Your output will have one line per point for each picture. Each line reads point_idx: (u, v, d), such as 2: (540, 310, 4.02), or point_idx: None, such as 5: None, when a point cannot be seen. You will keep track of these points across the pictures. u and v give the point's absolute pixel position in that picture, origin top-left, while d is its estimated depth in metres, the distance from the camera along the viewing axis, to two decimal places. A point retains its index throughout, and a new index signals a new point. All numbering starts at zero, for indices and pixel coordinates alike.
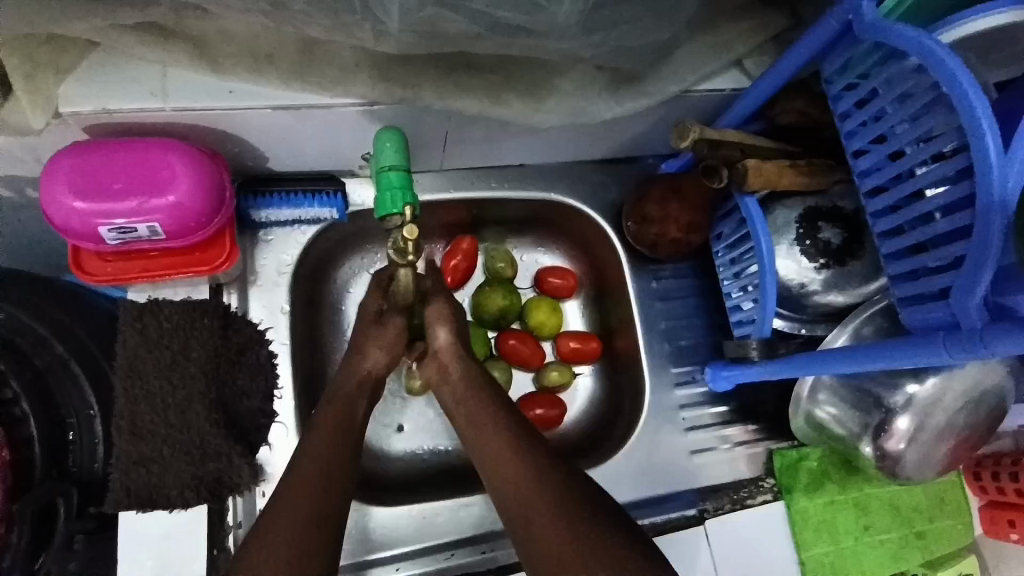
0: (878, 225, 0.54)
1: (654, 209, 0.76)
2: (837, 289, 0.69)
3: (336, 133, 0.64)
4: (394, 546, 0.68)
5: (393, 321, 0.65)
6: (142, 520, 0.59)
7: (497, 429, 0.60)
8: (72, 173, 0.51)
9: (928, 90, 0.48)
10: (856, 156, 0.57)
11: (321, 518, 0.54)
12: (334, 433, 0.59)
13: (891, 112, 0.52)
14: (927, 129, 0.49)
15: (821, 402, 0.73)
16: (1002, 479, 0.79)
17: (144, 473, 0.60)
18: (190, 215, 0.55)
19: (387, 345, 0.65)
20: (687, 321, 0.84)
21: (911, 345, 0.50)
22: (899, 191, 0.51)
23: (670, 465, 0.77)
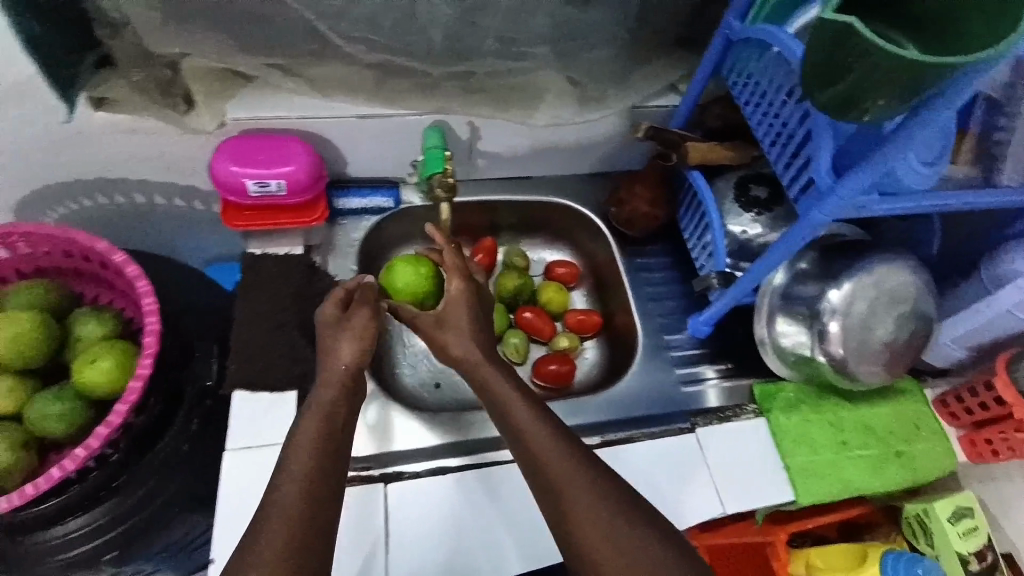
0: (770, 152, 0.78)
1: (625, 192, 1.01)
2: (773, 229, 0.89)
3: (394, 142, 0.93)
4: (406, 439, 0.83)
5: (359, 318, 0.70)
6: (251, 399, 0.77)
7: (521, 411, 0.66)
8: (233, 150, 0.78)
9: (775, 60, 0.75)
10: (748, 116, 0.81)
11: (317, 502, 0.57)
12: (331, 409, 0.64)
13: (759, 79, 0.78)
14: (778, 81, 0.75)
15: (782, 329, 0.87)
16: (966, 399, 0.90)
17: (253, 368, 0.78)
18: (301, 181, 0.81)
19: (356, 339, 0.69)
20: (668, 287, 1.03)
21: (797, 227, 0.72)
22: (771, 127, 0.77)
23: (664, 392, 0.92)
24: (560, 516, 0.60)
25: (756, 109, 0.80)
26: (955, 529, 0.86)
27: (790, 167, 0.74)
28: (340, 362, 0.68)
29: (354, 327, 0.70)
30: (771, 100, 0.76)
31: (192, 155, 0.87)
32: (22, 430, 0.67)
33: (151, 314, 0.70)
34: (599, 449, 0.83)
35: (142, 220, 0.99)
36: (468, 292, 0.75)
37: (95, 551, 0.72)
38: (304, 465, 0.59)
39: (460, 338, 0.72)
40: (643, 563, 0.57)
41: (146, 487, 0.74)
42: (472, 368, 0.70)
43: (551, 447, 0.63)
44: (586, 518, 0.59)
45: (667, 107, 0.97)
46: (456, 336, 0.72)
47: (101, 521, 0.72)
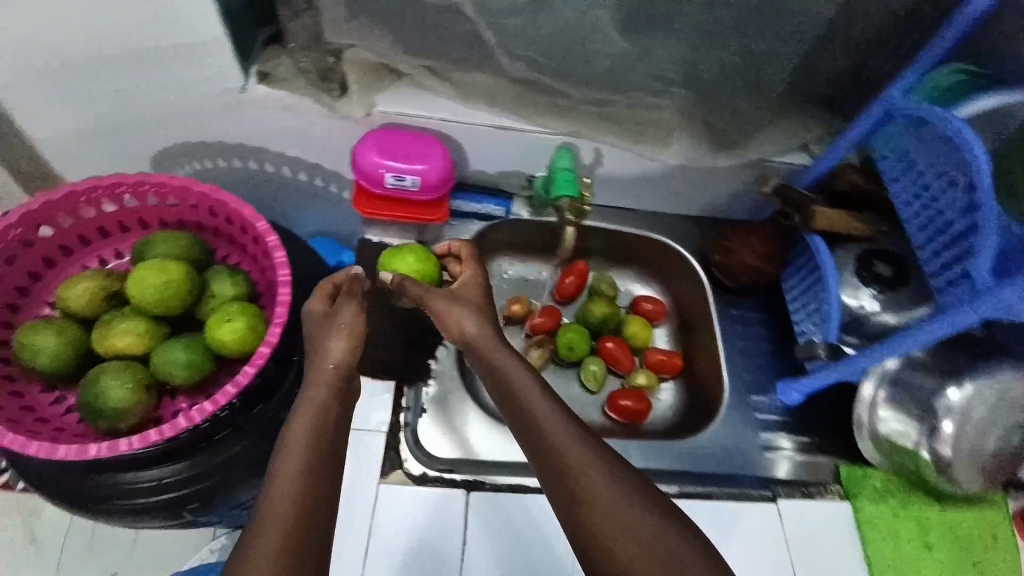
0: (915, 239, 0.76)
1: (736, 242, 0.99)
2: (892, 311, 0.86)
3: (518, 155, 0.94)
4: (449, 441, 0.81)
5: (345, 310, 0.73)
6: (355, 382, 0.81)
7: (541, 413, 0.65)
8: (378, 144, 0.81)
9: (937, 142, 0.73)
10: (892, 190, 0.80)
11: (314, 495, 0.58)
12: (319, 409, 0.65)
13: (912, 161, 0.76)
14: (933, 168, 0.73)
15: (885, 417, 0.85)
16: None
17: None
18: (435, 179, 0.83)
19: (347, 331, 0.72)
20: (761, 346, 1.01)
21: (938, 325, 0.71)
22: (922, 213, 0.75)
23: (746, 454, 0.90)
24: (572, 511, 0.59)
25: (905, 191, 0.78)
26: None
27: (938, 258, 0.73)
28: (331, 362, 0.69)
29: (345, 323, 0.72)
30: (926, 180, 0.75)
31: (330, 137, 0.91)
32: (143, 371, 0.69)
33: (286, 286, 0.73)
34: (678, 498, 0.83)
35: (264, 186, 1.05)
36: (475, 268, 0.81)
37: (175, 500, 0.76)
38: (300, 463, 0.59)
39: (468, 314, 0.74)
40: (661, 554, 0.55)
41: (243, 445, 0.77)
42: (484, 347, 0.72)
43: (574, 453, 0.61)
44: (601, 511, 0.58)
45: (793, 165, 0.95)
46: (462, 313, 0.74)
47: (185, 474, 0.75)
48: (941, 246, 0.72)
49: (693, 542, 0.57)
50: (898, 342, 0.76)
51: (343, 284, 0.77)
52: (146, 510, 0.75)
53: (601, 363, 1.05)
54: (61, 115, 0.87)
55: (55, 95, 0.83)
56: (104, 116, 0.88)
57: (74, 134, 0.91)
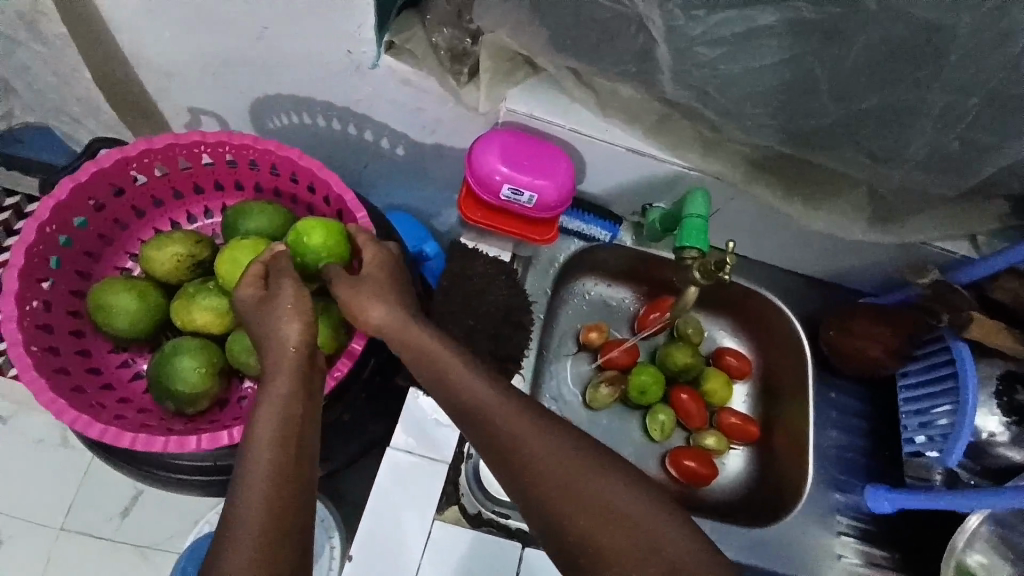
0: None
1: (862, 326, 0.89)
2: (1021, 447, 0.77)
3: (645, 180, 0.85)
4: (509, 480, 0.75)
5: (285, 288, 0.58)
6: (423, 403, 0.74)
7: (513, 423, 0.58)
8: (501, 148, 0.73)
9: None
10: None
11: (287, 482, 0.53)
12: (289, 382, 0.56)
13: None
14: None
15: (973, 550, 0.79)
16: None
17: None
18: (554, 199, 0.75)
19: (302, 315, 0.57)
20: (854, 439, 0.91)
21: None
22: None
23: (812, 555, 0.84)
24: (557, 499, 0.56)
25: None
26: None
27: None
28: (292, 345, 0.57)
29: (288, 300, 0.57)
30: None
31: (451, 121, 0.84)
32: (220, 353, 0.64)
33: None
34: None
35: (358, 154, 0.98)
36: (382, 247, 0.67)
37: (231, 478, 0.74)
38: (273, 442, 0.54)
39: (381, 297, 0.62)
40: (645, 537, 0.54)
41: None
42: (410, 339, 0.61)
43: (561, 462, 0.57)
44: (586, 496, 0.55)
45: (950, 252, 0.85)
46: (377, 299, 0.62)
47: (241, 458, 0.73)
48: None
49: (680, 522, 0.55)
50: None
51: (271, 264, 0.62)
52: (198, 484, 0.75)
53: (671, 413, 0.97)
54: (178, 42, 0.82)
55: (179, 22, 0.78)
56: (219, 53, 0.82)
57: (185, 64, 0.86)
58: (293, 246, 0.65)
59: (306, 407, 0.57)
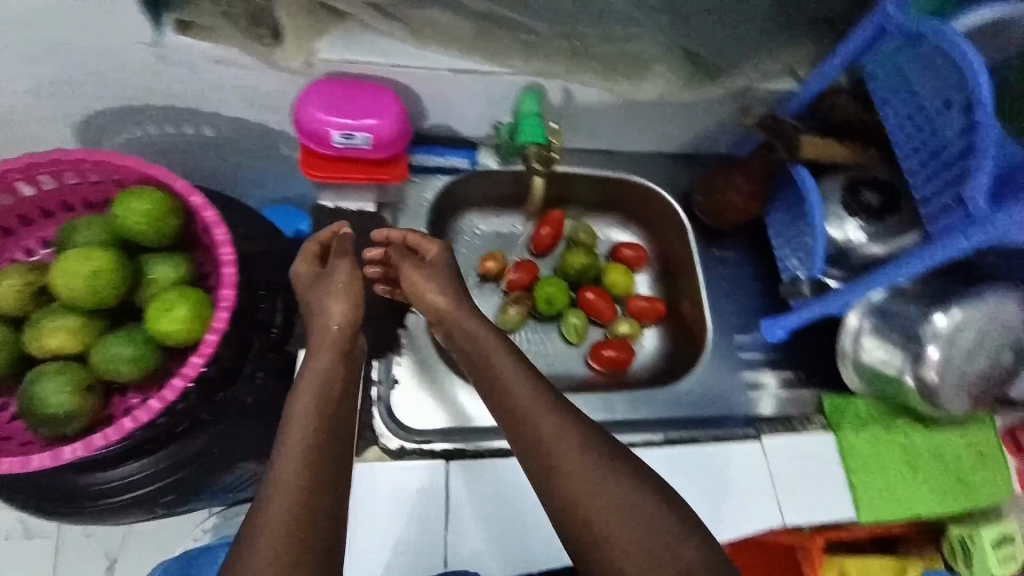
0: (908, 158, 0.72)
1: (720, 181, 0.94)
2: (877, 240, 0.83)
3: (483, 99, 0.86)
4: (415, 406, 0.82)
5: (339, 271, 0.71)
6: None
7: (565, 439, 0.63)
8: (322, 97, 0.73)
9: (940, 58, 0.67)
10: (887, 117, 0.75)
11: (317, 486, 0.58)
12: (324, 364, 0.66)
13: (909, 71, 0.71)
14: (937, 80, 0.68)
15: (867, 346, 0.84)
16: None
17: None
18: (388, 135, 0.76)
19: (344, 296, 0.69)
20: (745, 285, 0.98)
21: (945, 243, 0.66)
22: (920, 132, 0.70)
23: (730, 395, 0.88)
24: (558, 466, 0.62)
25: (902, 106, 0.73)
26: (997, 555, 0.85)
27: (930, 181, 0.69)
28: (331, 326, 0.68)
29: (338, 282, 0.70)
30: (922, 104, 0.70)
31: (273, 90, 0.82)
32: (86, 371, 0.64)
33: (228, 266, 0.68)
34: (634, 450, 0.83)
35: (204, 152, 0.95)
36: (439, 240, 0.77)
37: (158, 490, 0.73)
38: (307, 418, 0.62)
39: (438, 290, 0.73)
40: (668, 562, 0.58)
41: (204, 436, 0.73)
42: (461, 321, 0.72)
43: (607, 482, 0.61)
44: (587, 484, 0.61)
45: (781, 91, 0.90)
46: (432, 290, 0.73)
47: (161, 465, 0.72)
48: (934, 167, 0.69)
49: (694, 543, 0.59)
50: (910, 261, 0.72)
51: (327, 244, 0.77)
52: (119, 508, 0.72)
53: (582, 314, 1.02)
54: None
55: None
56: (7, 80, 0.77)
57: None
58: (130, 231, 0.68)
59: (339, 385, 0.66)
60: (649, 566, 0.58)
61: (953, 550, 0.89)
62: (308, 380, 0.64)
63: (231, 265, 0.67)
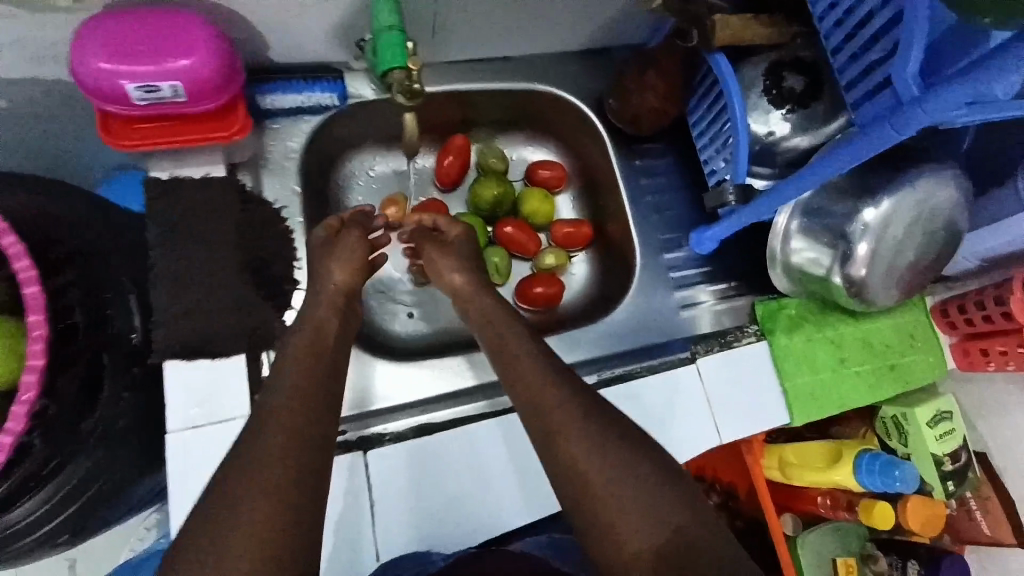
0: (830, 38, 0.62)
1: (632, 81, 0.82)
2: (803, 132, 0.75)
3: (331, 11, 0.69)
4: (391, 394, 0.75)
5: (350, 232, 0.69)
6: (188, 367, 0.63)
7: (561, 399, 0.56)
8: (99, 39, 0.55)
9: None
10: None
11: (301, 445, 0.51)
12: (309, 361, 0.57)
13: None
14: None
15: (795, 249, 0.79)
16: (971, 312, 0.86)
17: (187, 325, 0.63)
18: (208, 79, 0.59)
19: (349, 258, 0.67)
20: (672, 195, 0.90)
21: (865, 135, 0.56)
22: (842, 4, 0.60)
23: (664, 318, 0.84)
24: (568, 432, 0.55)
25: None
26: (933, 432, 0.91)
27: (851, 64, 0.60)
28: (327, 319, 0.63)
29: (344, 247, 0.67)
30: None
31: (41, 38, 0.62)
32: None
33: (31, 284, 0.56)
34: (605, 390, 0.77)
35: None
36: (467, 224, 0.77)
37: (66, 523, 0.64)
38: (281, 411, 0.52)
39: (457, 267, 0.72)
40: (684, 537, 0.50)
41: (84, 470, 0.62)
42: (472, 296, 0.69)
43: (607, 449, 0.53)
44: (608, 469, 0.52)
45: None
46: (453, 265, 0.72)
47: (45, 508, 0.61)
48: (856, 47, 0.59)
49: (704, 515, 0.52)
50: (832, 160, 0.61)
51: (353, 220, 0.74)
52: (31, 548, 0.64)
53: (504, 253, 0.93)
54: None
55: None
56: None
57: None
58: None
59: (335, 335, 0.63)
60: (666, 541, 0.50)
61: (888, 429, 0.96)
62: (302, 337, 0.61)
63: (34, 283, 0.56)
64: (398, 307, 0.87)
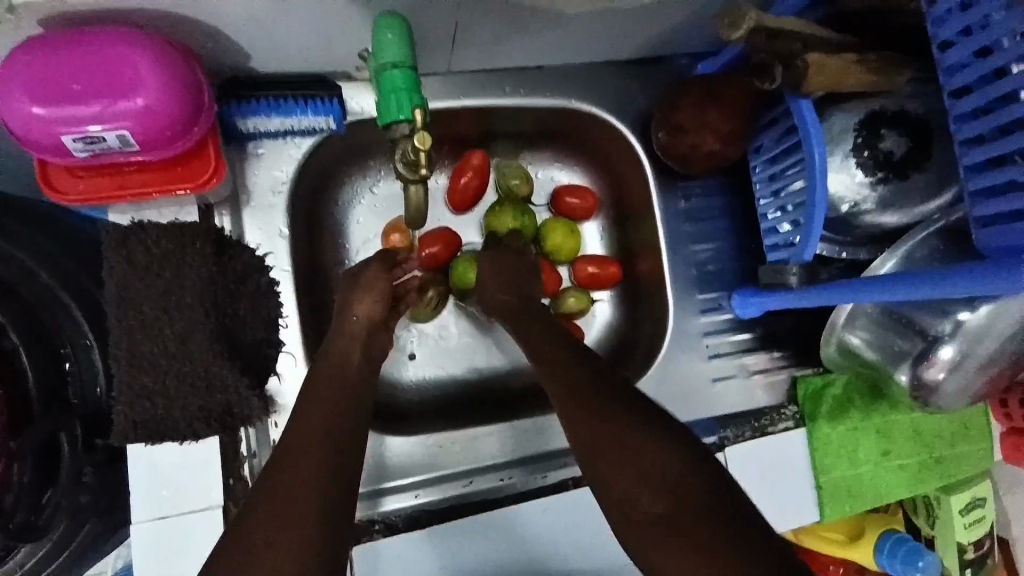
0: (961, 131, 0.50)
1: (689, 117, 0.68)
2: (892, 208, 0.62)
3: (320, 22, 0.54)
4: (407, 474, 0.70)
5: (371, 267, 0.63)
6: (153, 451, 0.60)
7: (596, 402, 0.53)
8: (26, 77, 0.46)
9: None
10: (941, 49, 0.51)
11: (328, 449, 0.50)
12: (335, 394, 0.54)
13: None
14: None
15: (856, 328, 0.67)
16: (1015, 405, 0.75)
17: (149, 406, 0.60)
18: (165, 122, 0.50)
19: (375, 292, 0.61)
20: (717, 245, 0.78)
21: (991, 267, 0.47)
22: (989, 93, 0.48)
23: (693, 392, 0.77)
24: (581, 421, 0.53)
25: (965, 49, 0.49)
26: (963, 520, 0.79)
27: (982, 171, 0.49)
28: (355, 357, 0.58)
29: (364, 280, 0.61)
30: (994, 40, 0.47)
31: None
32: None
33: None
34: None
35: None
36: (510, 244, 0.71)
37: None
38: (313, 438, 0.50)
39: (503, 287, 0.65)
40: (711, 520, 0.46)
41: (49, 545, 0.60)
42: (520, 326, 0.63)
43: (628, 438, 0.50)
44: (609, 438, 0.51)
45: None
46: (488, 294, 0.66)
47: None
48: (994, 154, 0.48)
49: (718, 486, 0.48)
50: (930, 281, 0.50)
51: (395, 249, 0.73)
52: None
53: None
54: None
55: None
56: None
57: None
58: None
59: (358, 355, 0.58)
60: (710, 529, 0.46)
61: (916, 505, 0.84)
62: (334, 359, 0.57)
63: None
64: (401, 350, 0.77)
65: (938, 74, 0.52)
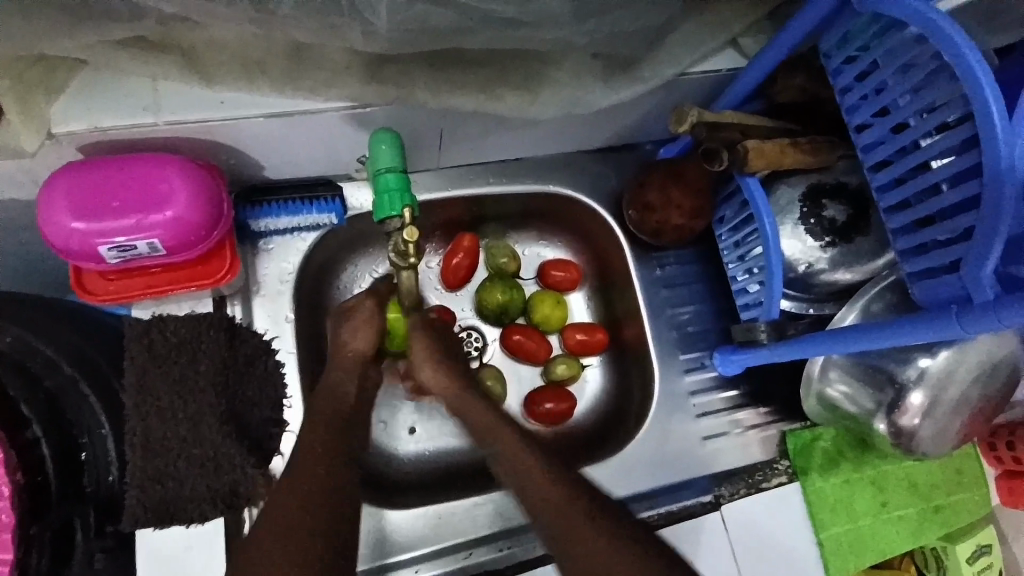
0: (886, 199, 0.57)
1: (655, 196, 0.75)
2: (844, 267, 0.69)
3: (326, 138, 0.63)
4: (407, 549, 0.71)
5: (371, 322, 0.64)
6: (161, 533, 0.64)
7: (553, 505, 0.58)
8: (70, 197, 0.54)
9: (930, 61, 0.51)
10: (858, 130, 0.60)
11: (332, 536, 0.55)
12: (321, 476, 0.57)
13: (892, 84, 0.55)
14: (931, 103, 0.52)
15: (832, 380, 0.71)
16: (999, 447, 0.79)
17: (160, 489, 0.64)
18: (190, 230, 0.57)
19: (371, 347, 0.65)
20: (695, 307, 0.83)
21: (928, 317, 0.51)
22: (906, 164, 0.55)
23: (684, 453, 0.79)
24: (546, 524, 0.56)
25: (879, 129, 0.57)
26: (971, 570, 0.78)
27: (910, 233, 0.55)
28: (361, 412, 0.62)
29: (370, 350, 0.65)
30: (903, 120, 0.55)
31: None
32: None
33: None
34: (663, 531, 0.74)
35: None
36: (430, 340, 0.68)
37: None
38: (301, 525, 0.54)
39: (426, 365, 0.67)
40: None
41: None
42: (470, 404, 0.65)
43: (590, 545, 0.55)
44: (560, 542, 0.56)
45: (724, 72, 0.67)
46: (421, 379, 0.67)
47: None
48: (917, 215, 0.54)
49: None
50: (882, 330, 0.55)
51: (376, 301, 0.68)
52: None
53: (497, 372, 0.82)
54: None
55: None
56: None
57: None
58: None
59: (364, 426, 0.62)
60: None
61: (925, 559, 0.82)
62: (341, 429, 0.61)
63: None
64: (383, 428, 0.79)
65: (858, 151, 0.60)
